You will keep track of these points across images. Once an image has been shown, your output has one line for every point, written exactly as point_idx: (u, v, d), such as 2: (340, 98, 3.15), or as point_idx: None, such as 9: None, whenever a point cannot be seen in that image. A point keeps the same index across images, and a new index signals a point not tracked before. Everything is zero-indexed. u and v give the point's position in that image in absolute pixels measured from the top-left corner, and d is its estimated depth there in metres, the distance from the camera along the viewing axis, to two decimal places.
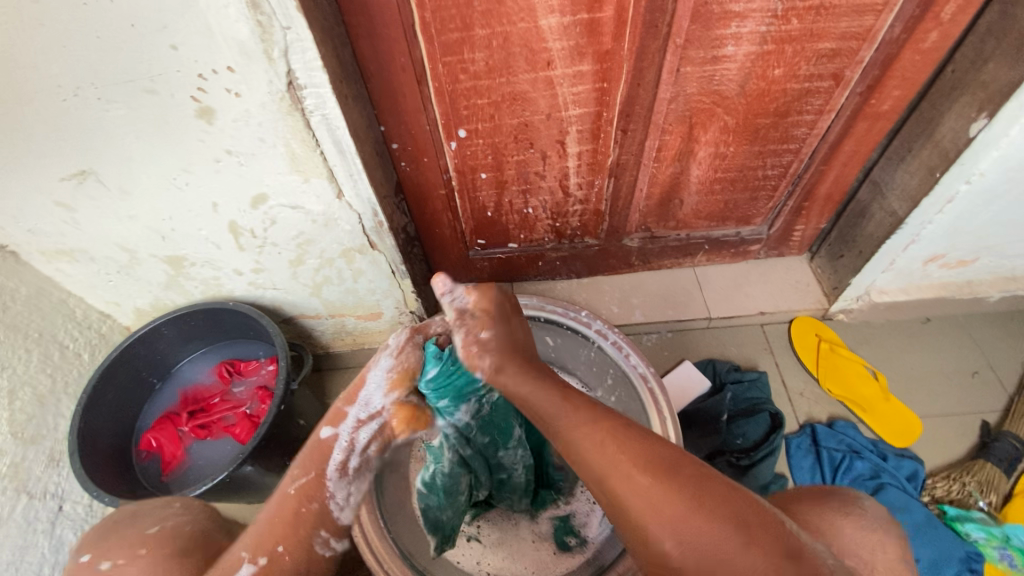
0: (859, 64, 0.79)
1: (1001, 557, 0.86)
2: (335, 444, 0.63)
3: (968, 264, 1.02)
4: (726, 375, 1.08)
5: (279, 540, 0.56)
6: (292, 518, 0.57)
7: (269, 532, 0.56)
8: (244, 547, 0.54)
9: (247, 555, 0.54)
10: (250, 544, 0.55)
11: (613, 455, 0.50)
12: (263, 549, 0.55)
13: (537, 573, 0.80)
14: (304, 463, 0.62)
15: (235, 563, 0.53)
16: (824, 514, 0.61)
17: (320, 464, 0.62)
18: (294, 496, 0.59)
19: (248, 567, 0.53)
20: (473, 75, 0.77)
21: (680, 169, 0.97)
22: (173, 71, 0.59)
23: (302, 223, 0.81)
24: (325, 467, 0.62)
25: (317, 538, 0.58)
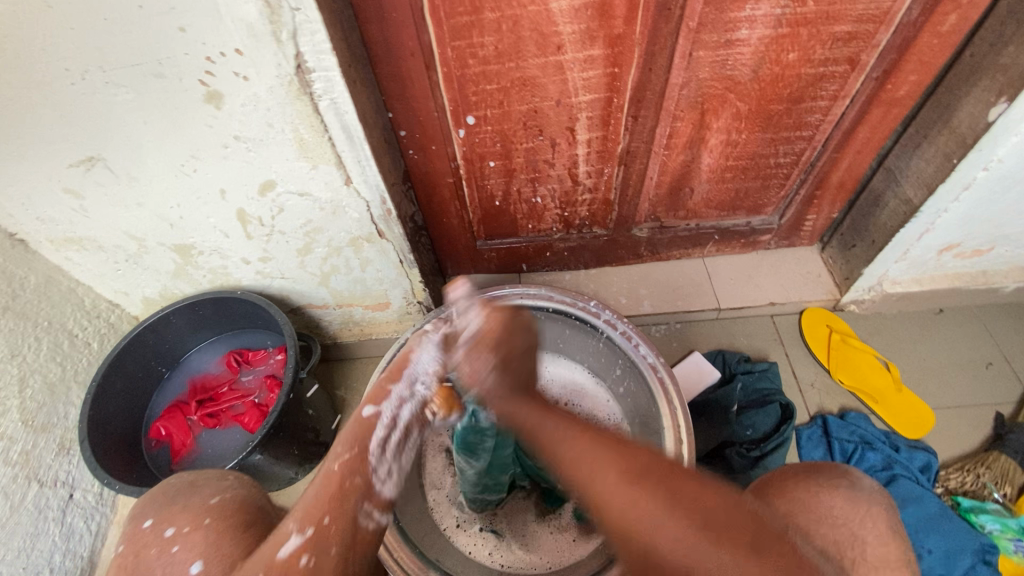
0: (875, 48, 0.78)
1: (1017, 549, 0.84)
2: (378, 420, 0.62)
3: (983, 253, 1.00)
4: (736, 366, 1.07)
5: (325, 513, 0.52)
6: (337, 491, 0.54)
7: (313, 507, 0.52)
8: (292, 521, 0.51)
9: (295, 527, 0.50)
10: (296, 517, 0.51)
11: (613, 482, 0.48)
12: (310, 521, 0.51)
13: (548, 563, 0.81)
14: (348, 439, 0.59)
15: (283, 537, 0.49)
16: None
17: (364, 438, 0.59)
18: (339, 472, 0.56)
19: (297, 539, 0.49)
20: (482, 60, 0.76)
21: (691, 157, 0.96)
22: (181, 54, 0.58)
23: (310, 211, 0.80)
24: (368, 442, 0.59)
25: (363, 510, 0.54)
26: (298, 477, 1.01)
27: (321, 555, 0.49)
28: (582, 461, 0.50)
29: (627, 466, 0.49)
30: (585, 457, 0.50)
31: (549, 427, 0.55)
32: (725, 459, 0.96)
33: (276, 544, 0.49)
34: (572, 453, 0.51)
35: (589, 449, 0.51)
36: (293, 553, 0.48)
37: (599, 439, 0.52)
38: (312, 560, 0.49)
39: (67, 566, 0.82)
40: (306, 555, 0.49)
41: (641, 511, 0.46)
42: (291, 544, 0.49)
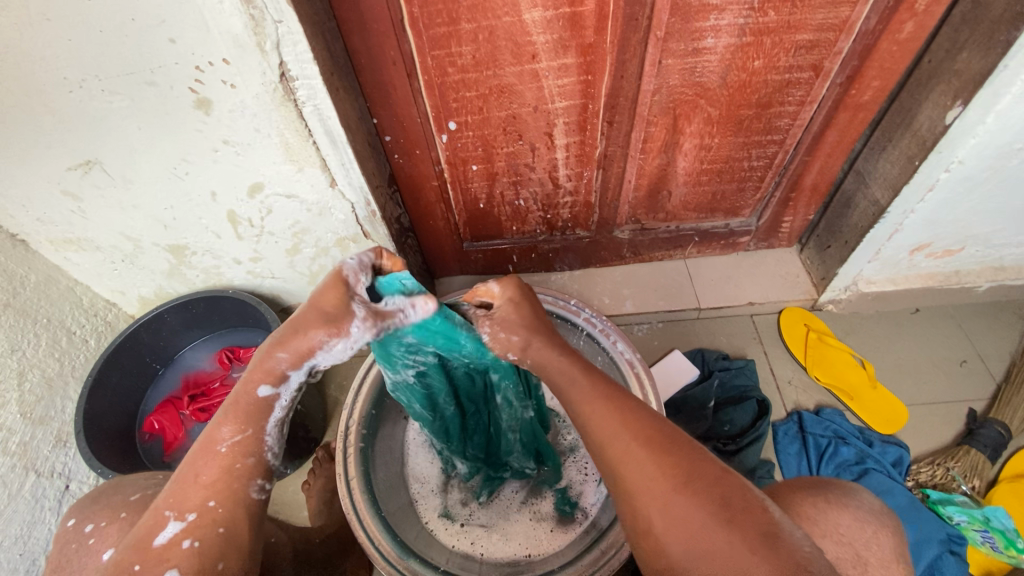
0: (837, 55, 0.81)
1: (983, 540, 0.87)
2: (277, 401, 0.59)
3: (954, 253, 1.03)
4: (715, 363, 1.09)
5: (210, 496, 0.55)
6: (222, 474, 0.56)
7: (194, 490, 0.55)
8: (169, 507, 0.54)
9: (174, 514, 0.54)
10: (174, 503, 0.54)
11: (653, 487, 0.52)
12: (191, 505, 0.55)
13: (529, 551, 0.84)
14: (237, 419, 0.58)
15: (162, 522, 0.54)
16: (803, 501, 0.64)
17: (260, 419, 0.58)
18: (226, 455, 0.57)
19: (175, 524, 0.53)
20: (461, 68, 0.80)
21: (667, 161, 0.99)
22: (171, 63, 0.62)
23: (298, 212, 0.84)
24: (264, 424, 0.59)
25: (250, 487, 0.57)
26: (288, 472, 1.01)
27: (205, 536, 0.53)
28: (625, 457, 0.54)
29: (667, 463, 0.53)
30: (629, 453, 0.54)
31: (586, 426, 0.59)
32: None
33: (155, 531, 0.53)
34: (617, 450, 0.55)
35: (633, 445, 0.55)
36: (173, 537, 0.53)
37: (637, 431, 0.56)
38: (197, 540, 0.53)
39: None
40: (189, 537, 0.53)
41: (676, 507, 0.51)
42: (169, 529, 0.53)
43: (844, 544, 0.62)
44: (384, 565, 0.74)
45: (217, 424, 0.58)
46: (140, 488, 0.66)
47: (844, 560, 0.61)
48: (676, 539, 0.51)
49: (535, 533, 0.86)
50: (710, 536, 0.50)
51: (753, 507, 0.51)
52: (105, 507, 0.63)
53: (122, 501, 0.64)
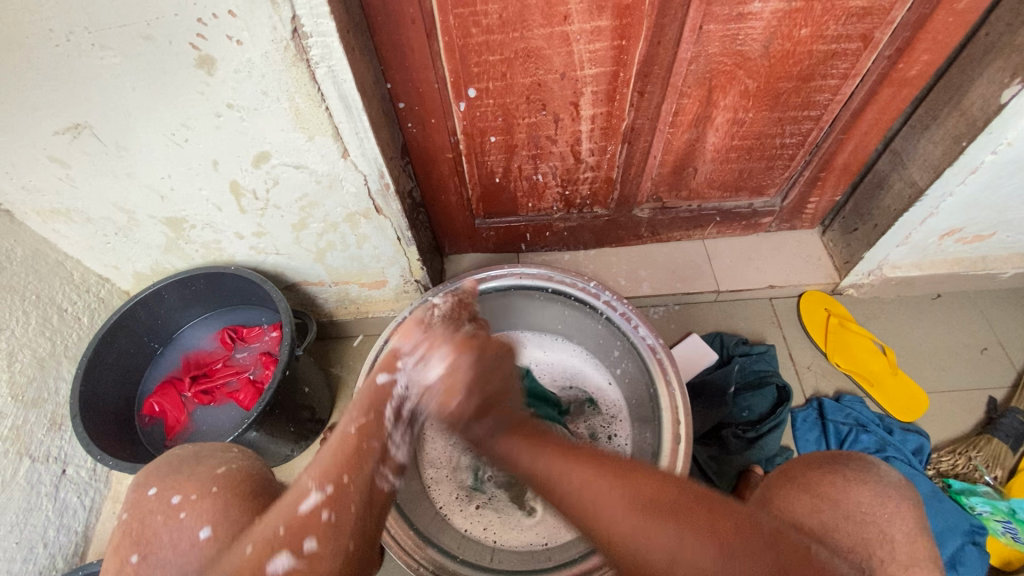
0: (890, 25, 0.76)
1: (1005, 531, 0.86)
2: (392, 389, 0.62)
3: (984, 238, 1.00)
4: (734, 348, 1.07)
5: (343, 469, 0.52)
6: (356, 450, 0.54)
7: (336, 464, 0.52)
8: (311, 478, 0.51)
9: (314, 485, 0.50)
10: (317, 475, 0.51)
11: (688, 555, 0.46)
12: (329, 477, 0.51)
13: (547, 540, 0.81)
14: (362, 406, 0.60)
15: (302, 491, 0.50)
16: (820, 480, 0.59)
17: (378, 405, 0.60)
18: (355, 435, 0.56)
19: (317, 495, 0.50)
20: (485, 29, 0.73)
21: (696, 136, 0.94)
22: (170, 15, 0.55)
23: (306, 184, 0.78)
24: (383, 407, 0.60)
25: (379, 472, 0.55)
26: (293, 454, 1.00)
27: (342, 510, 0.50)
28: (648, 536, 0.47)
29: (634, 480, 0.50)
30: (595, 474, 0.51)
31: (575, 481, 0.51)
32: (720, 440, 0.98)
33: (296, 500, 0.49)
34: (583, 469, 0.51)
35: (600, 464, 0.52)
36: (314, 507, 0.49)
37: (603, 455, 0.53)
38: (333, 515, 0.49)
39: (61, 541, 0.81)
40: (327, 509, 0.49)
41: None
42: (310, 499, 0.49)
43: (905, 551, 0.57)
44: (398, 552, 0.72)
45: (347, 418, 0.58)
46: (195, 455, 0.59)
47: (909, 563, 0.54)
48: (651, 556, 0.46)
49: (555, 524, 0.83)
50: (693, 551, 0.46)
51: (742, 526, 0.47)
52: (190, 478, 0.55)
53: (208, 471, 0.56)
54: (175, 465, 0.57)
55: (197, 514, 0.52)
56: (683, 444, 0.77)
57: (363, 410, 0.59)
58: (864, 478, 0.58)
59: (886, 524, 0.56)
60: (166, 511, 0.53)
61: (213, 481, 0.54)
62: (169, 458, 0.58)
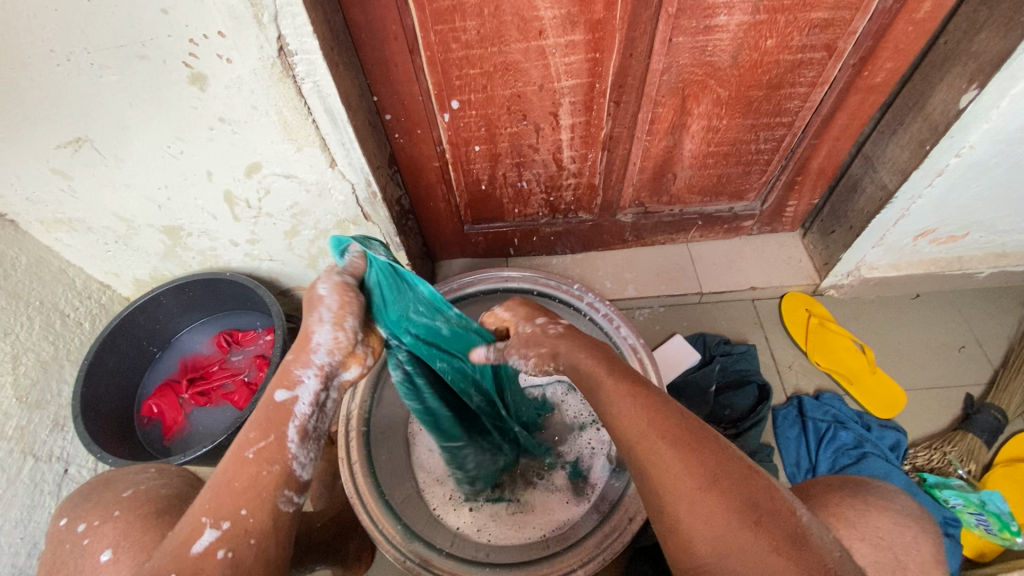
0: (852, 35, 0.79)
1: (977, 523, 0.88)
2: (293, 407, 0.56)
3: (958, 239, 1.02)
4: (716, 348, 1.09)
5: (242, 503, 0.50)
6: (254, 481, 0.52)
7: (228, 496, 0.51)
8: (204, 513, 0.49)
9: (210, 520, 0.49)
10: (211, 510, 0.50)
11: (681, 472, 0.50)
12: (225, 512, 0.50)
13: (544, 531, 0.85)
14: (262, 424, 0.55)
15: (196, 530, 0.49)
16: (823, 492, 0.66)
17: (281, 425, 0.55)
18: (254, 460, 0.52)
19: (211, 533, 0.48)
20: (465, 44, 0.77)
21: (673, 143, 0.97)
22: (164, 36, 0.59)
23: (296, 193, 0.82)
24: (285, 429, 0.55)
25: (282, 498, 0.52)
26: None
27: (239, 546, 0.49)
28: (658, 455, 0.51)
29: (695, 460, 0.50)
30: (653, 450, 0.51)
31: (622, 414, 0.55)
32: None
33: (191, 539, 0.48)
34: (648, 447, 0.52)
35: (660, 443, 0.52)
36: (209, 546, 0.48)
37: (663, 429, 0.52)
38: (229, 552, 0.48)
39: None
40: (222, 548, 0.48)
41: (701, 504, 0.48)
42: (206, 537, 0.48)
43: (861, 534, 0.61)
44: (388, 547, 0.75)
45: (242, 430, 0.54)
46: (131, 485, 0.64)
47: (883, 564, 0.61)
48: (669, 495, 0.50)
49: (552, 517, 0.87)
50: (734, 536, 0.46)
51: (775, 507, 0.47)
52: (97, 506, 0.62)
53: (114, 498, 0.62)
54: (86, 495, 0.63)
55: (99, 539, 0.58)
56: None
57: (263, 432, 0.54)
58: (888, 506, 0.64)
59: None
60: (73, 539, 0.60)
61: (117, 505, 0.61)
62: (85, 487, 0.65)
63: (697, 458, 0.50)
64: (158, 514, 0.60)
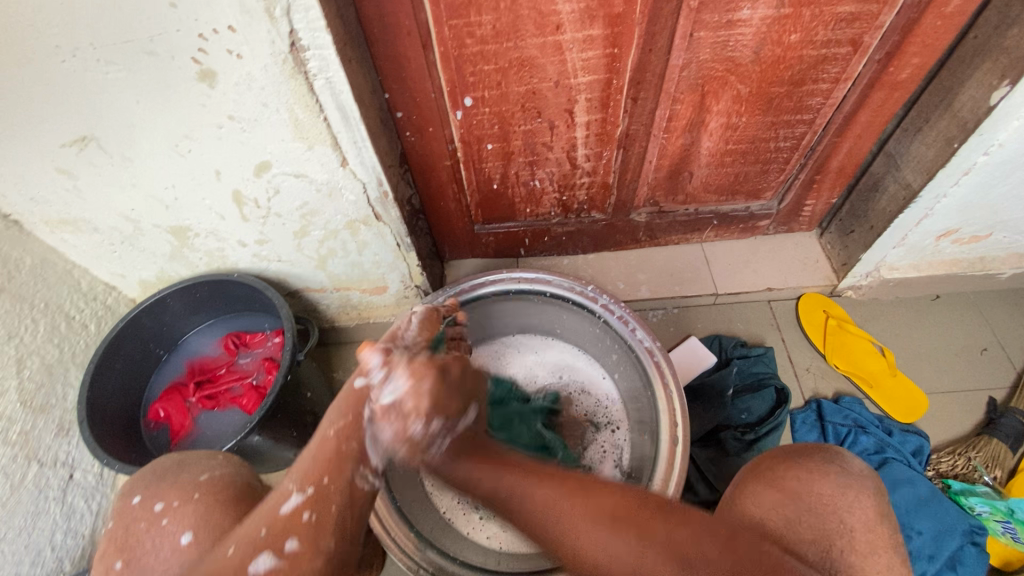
0: (878, 30, 0.77)
1: (1004, 531, 0.87)
2: (370, 390, 0.56)
3: (981, 239, 1.00)
4: (733, 351, 1.07)
5: (324, 471, 0.51)
6: (334, 457, 0.52)
7: (313, 466, 0.52)
8: (291, 480, 0.51)
9: (296, 486, 0.50)
10: (297, 476, 0.51)
11: (573, 515, 0.52)
12: (310, 479, 0.51)
13: None
14: (341, 406, 0.56)
15: (285, 494, 0.50)
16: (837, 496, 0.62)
17: (359, 405, 0.56)
18: (333, 438, 0.53)
19: (297, 497, 0.49)
20: (480, 39, 0.75)
21: (691, 140, 0.95)
22: (172, 31, 0.57)
23: (306, 193, 0.80)
24: (362, 408, 0.55)
25: (357, 474, 0.52)
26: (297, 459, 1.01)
27: (322, 511, 0.49)
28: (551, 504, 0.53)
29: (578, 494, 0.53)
30: (546, 495, 0.53)
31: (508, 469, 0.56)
32: (720, 442, 0.97)
33: (279, 501, 0.50)
34: (535, 497, 0.53)
35: (550, 490, 0.54)
36: (296, 508, 0.49)
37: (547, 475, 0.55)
38: (314, 514, 0.49)
39: (68, 545, 0.83)
40: (308, 509, 0.49)
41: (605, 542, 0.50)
42: (292, 501, 0.49)
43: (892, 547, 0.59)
44: (396, 551, 0.73)
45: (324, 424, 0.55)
46: None
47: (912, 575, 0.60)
48: (572, 541, 0.51)
49: None
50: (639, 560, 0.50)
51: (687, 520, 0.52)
52: (174, 485, 0.60)
53: (192, 480, 0.61)
54: (160, 473, 0.62)
55: None
56: (681, 445, 0.77)
57: (341, 414, 0.55)
58: (828, 470, 0.62)
59: (846, 513, 0.59)
60: (150, 518, 0.58)
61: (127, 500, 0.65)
62: (155, 465, 0.63)
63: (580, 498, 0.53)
64: None
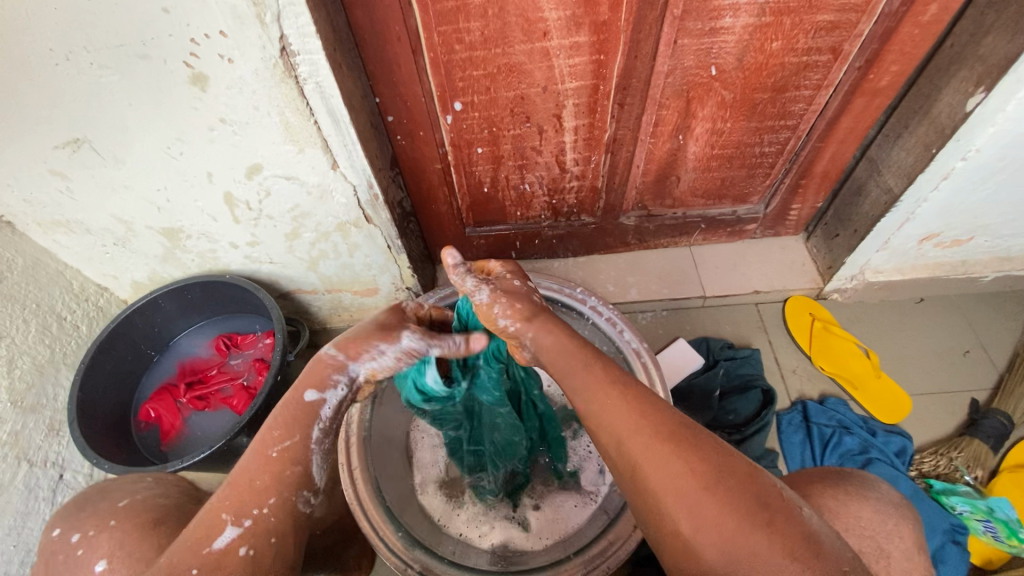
0: (858, 38, 0.79)
1: (985, 530, 0.88)
2: (321, 409, 0.59)
3: (962, 243, 1.02)
4: (720, 353, 1.08)
5: (259, 503, 0.53)
6: (275, 481, 0.54)
7: (250, 494, 0.54)
8: (226, 511, 0.53)
9: (230, 519, 0.52)
10: (232, 506, 0.53)
11: (670, 475, 0.50)
12: (246, 511, 0.53)
13: (548, 539, 0.84)
14: (286, 424, 0.57)
15: (217, 525, 0.52)
16: (818, 492, 0.64)
17: (305, 425, 0.58)
18: (276, 460, 0.55)
19: (233, 531, 0.52)
20: (468, 45, 0.76)
21: (677, 145, 0.97)
22: (165, 35, 0.58)
23: (298, 195, 0.81)
24: (310, 429, 0.58)
25: (299, 499, 0.56)
26: None
27: (259, 545, 0.52)
28: (649, 458, 0.51)
29: (685, 454, 0.51)
30: (648, 452, 0.52)
31: (613, 429, 0.55)
32: None
33: (212, 534, 0.52)
34: (643, 452, 0.52)
35: (654, 440, 0.52)
36: (230, 543, 0.51)
37: (652, 424, 0.53)
38: (251, 549, 0.52)
39: None
40: (244, 544, 0.52)
41: (700, 506, 0.48)
42: (226, 534, 0.52)
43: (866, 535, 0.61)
44: (386, 553, 0.73)
45: (267, 431, 0.57)
46: (127, 495, 0.63)
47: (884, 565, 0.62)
48: (668, 492, 0.50)
49: (554, 527, 0.86)
50: (739, 538, 0.47)
51: (785, 508, 0.49)
52: (92, 514, 0.61)
53: (110, 508, 0.61)
54: (77, 506, 0.62)
55: (94, 548, 0.57)
56: None
57: (289, 432, 0.57)
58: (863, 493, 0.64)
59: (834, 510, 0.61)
60: (65, 550, 0.59)
61: (113, 515, 0.60)
62: (74, 498, 0.64)
63: (683, 460, 0.51)
64: (153, 523, 0.59)
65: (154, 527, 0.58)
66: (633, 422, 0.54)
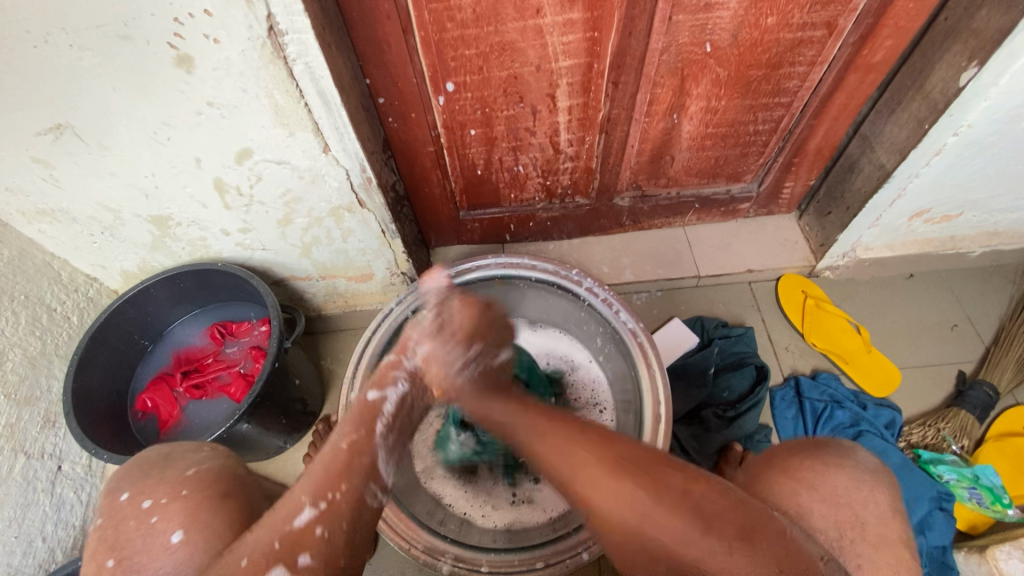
0: (853, 13, 0.78)
1: (970, 496, 0.91)
2: (382, 405, 0.64)
3: (952, 219, 1.03)
4: (714, 331, 1.09)
5: (332, 489, 0.55)
6: (344, 468, 0.57)
7: (325, 479, 0.55)
8: (305, 493, 0.54)
9: (308, 500, 0.54)
10: (310, 491, 0.54)
11: (611, 494, 0.50)
12: (321, 495, 0.54)
13: (552, 514, 0.85)
14: (354, 422, 0.61)
15: (296, 507, 0.53)
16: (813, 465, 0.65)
17: (370, 422, 0.62)
18: (345, 450, 0.58)
19: (309, 512, 0.53)
20: (460, 23, 0.74)
21: (672, 124, 0.96)
22: (147, 15, 0.56)
23: (289, 180, 0.80)
24: (373, 423, 0.62)
25: (368, 490, 0.57)
26: (286, 446, 1.03)
27: (332, 529, 0.53)
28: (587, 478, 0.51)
29: (621, 472, 0.51)
30: (584, 473, 0.52)
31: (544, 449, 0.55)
32: (701, 420, 1.00)
33: (290, 515, 0.53)
34: (580, 474, 0.52)
35: (585, 459, 0.52)
36: (307, 524, 0.52)
37: (587, 450, 0.53)
38: (326, 531, 0.53)
39: (60, 534, 0.83)
40: (319, 526, 0.52)
41: (650, 520, 0.49)
42: (304, 516, 0.53)
43: (863, 504, 0.62)
44: (389, 533, 0.74)
45: (337, 437, 0.60)
46: (194, 463, 0.62)
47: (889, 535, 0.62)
48: (614, 508, 0.50)
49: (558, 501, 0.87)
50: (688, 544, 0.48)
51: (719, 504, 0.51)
52: (152, 481, 0.59)
53: (179, 477, 0.60)
54: (146, 470, 0.61)
55: (170, 517, 0.57)
56: (663, 422, 0.80)
57: (355, 427, 0.61)
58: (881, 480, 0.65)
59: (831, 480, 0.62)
60: (139, 516, 0.57)
61: (185, 484, 0.59)
62: (142, 461, 0.63)
63: (615, 476, 0.51)
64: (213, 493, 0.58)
65: (224, 500, 0.58)
66: (562, 438, 0.54)
